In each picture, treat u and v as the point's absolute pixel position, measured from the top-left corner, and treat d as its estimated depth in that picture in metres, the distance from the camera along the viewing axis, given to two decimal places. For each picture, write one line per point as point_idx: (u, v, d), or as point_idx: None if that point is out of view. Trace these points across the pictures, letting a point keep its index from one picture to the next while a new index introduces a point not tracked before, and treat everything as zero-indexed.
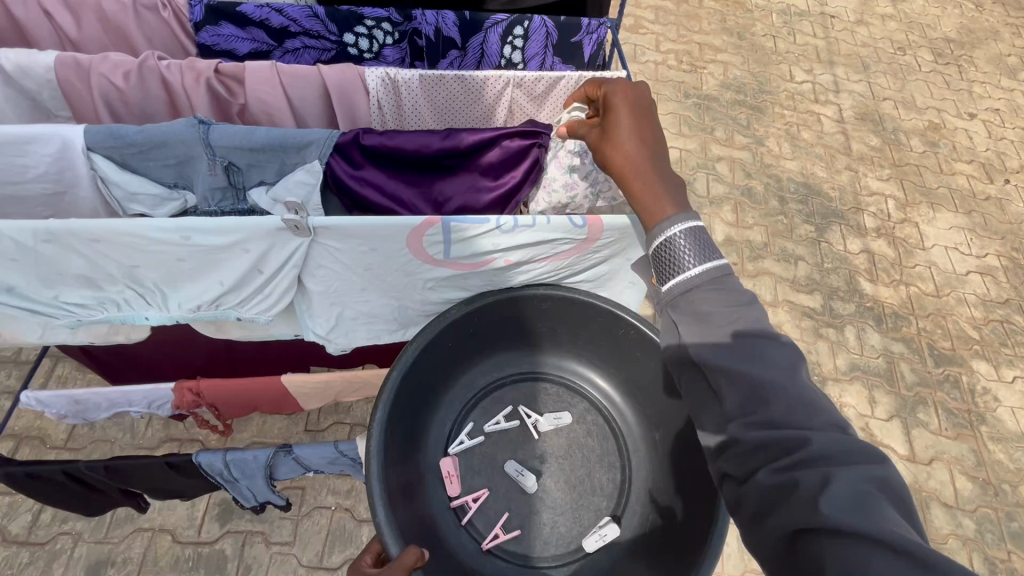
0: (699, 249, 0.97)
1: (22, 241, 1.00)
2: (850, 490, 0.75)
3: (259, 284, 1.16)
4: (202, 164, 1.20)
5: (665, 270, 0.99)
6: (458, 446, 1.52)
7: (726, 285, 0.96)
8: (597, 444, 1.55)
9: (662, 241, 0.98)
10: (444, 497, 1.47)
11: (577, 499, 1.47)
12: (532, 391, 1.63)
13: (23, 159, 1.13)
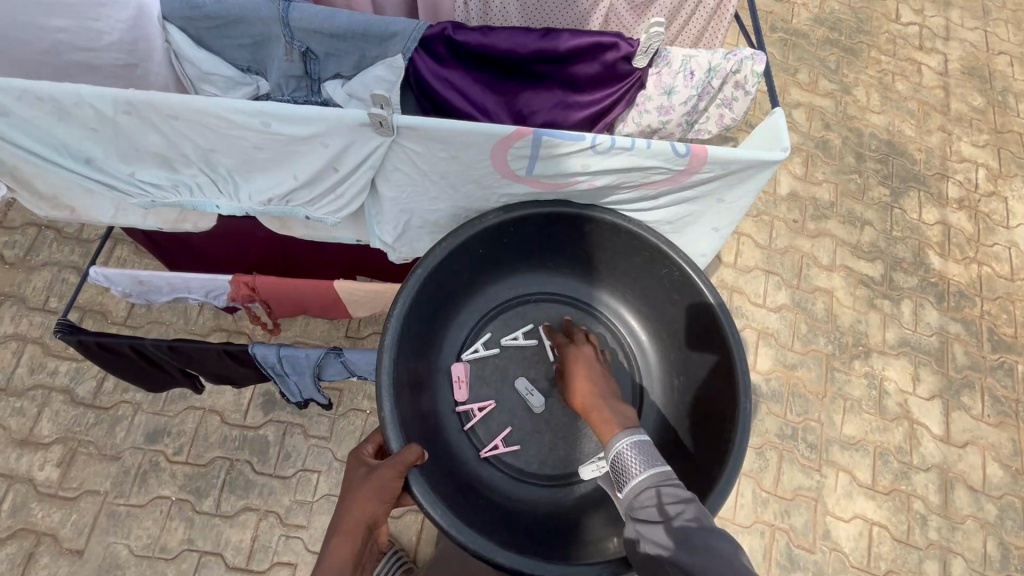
0: (639, 459, 1.26)
1: (102, 109, 0.98)
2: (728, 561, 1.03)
3: (333, 182, 1.14)
4: (279, 47, 1.15)
5: (618, 478, 1.27)
6: (472, 354, 1.62)
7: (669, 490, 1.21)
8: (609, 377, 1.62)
9: (613, 454, 1.28)
10: (451, 401, 1.60)
11: (580, 425, 1.58)
12: (552, 314, 1.68)
13: (98, 24, 1.14)
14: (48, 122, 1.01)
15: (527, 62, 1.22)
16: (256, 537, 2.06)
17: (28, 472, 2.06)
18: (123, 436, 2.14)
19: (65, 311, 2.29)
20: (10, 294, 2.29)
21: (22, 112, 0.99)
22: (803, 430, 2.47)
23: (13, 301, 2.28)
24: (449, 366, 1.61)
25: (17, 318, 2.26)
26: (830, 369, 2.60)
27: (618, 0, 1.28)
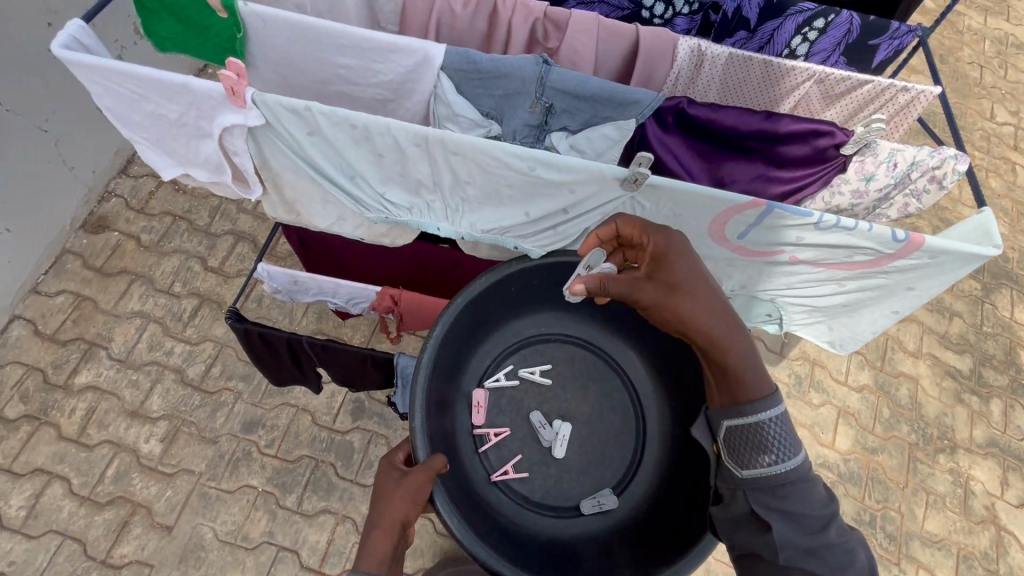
0: (782, 439, 1.02)
1: (398, 141, 0.86)
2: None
3: (564, 227, 1.02)
4: (526, 99, 0.98)
5: (749, 448, 1.04)
6: (493, 382, 1.64)
7: (806, 496, 1.01)
8: (616, 421, 1.62)
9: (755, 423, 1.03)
10: (467, 423, 1.61)
11: (586, 464, 1.58)
12: (571, 354, 1.69)
13: (380, 64, 0.98)
14: (343, 146, 0.89)
15: (748, 140, 1.02)
16: (332, 541, 2.10)
17: (135, 443, 2.18)
18: (222, 422, 2.25)
19: (186, 297, 2.46)
20: (141, 273, 2.48)
21: (326, 134, 0.88)
22: (881, 519, 2.39)
23: (143, 281, 2.48)
24: (469, 392, 1.63)
25: (145, 297, 2.44)
26: (913, 459, 2.53)
27: (815, 87, 1.11)
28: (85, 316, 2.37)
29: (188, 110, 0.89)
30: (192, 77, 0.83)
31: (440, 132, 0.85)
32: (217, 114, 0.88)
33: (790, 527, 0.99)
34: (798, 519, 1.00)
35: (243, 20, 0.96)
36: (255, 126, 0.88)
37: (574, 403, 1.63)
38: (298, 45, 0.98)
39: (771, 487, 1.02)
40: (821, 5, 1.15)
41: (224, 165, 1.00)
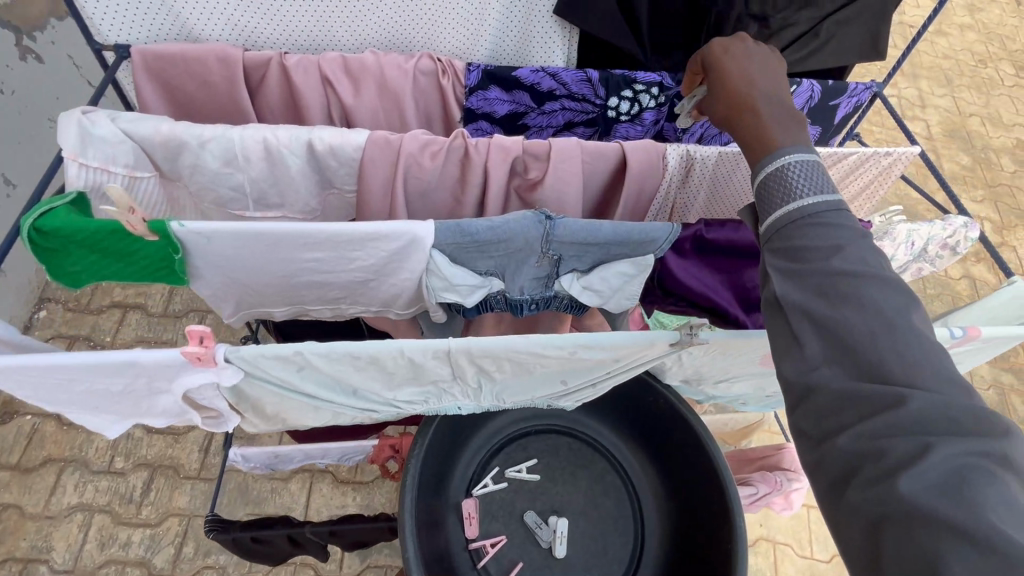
0: (810, 178, 0.69)
1: (415, 360, 0.72)
2: (950, 465, 0.53)
3: (607, 385, 0.88)
4: (532, 258, 0.89)
5: (765, 204, 0.71)
6: (482, 488, 1.37)
7: (833, 226, 0.66)
8: (612, 507, 1.38)
9: (771, 169, 0.71)
10: (461, 537, 1.34)
11: (592, 558, 1.33)
12: (554, 444, 1.43)
13: (357, 252, 0.84)
14: (342, 374, 0.74)
15: None
16: None
17: None
18: None
19: (134, 470, 2.12)
20: (72, 458, 2.12)
21: (322, 369, 0.72)
22: None
23: (76, 466, 2.11)
24: (457, 501, 1.37)
25: (81, 485, 2.08)
26: None
27: None
28: (12, 529, 1.99)
29: (141, 381, 0.70)
30: (138, 353, 0.65)
31: (462, 340, 0.72)
32: (176, 376, 0.70)
33: (814, 298, 0.64)
34: (825, 292, 0.63)
35: (179, 240, 0.79)
36: (230, 381, 0.70)
37: (565, 494, 1.39)
38: (254, 251, 0.83)
39: (789, 239, 0.68)
40: (784, 78, 1.13)
41: (189, 411, 0.81)
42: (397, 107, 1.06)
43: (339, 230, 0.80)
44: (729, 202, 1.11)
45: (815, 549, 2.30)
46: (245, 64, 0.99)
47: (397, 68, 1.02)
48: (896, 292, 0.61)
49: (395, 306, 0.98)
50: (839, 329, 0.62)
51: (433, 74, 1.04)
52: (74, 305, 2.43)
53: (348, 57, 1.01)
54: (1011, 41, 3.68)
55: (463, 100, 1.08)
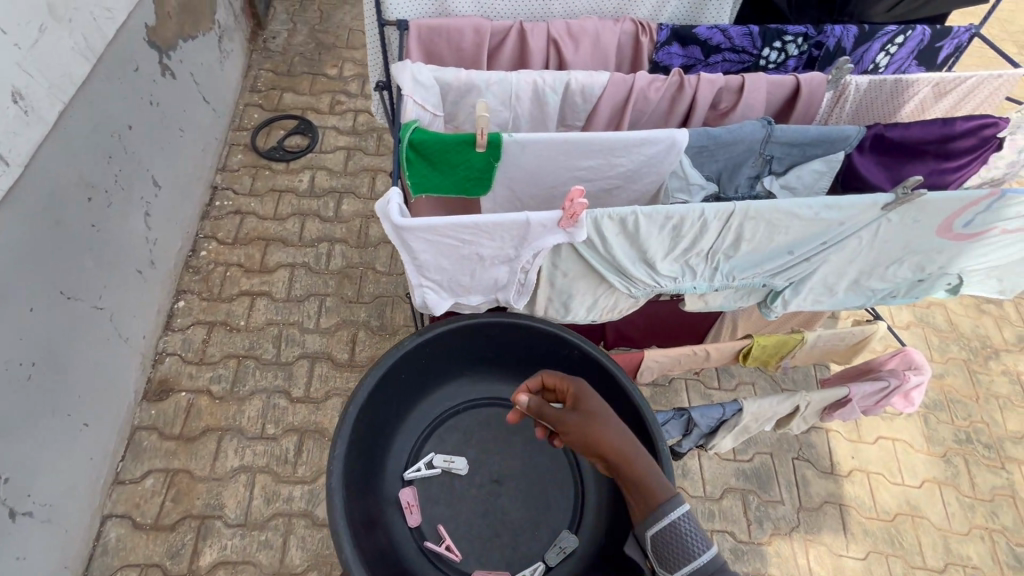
0: (695, 531, 1.01)
1: (707, 220, 0.97)
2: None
3: (816, 257, 1.13)
4: (750, 160, 1.14)
5: (673, 554, 1.00)
6: (415, 473, 1.60)
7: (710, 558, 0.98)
8: (551, 463, 1.63)
9: (665, 523, 1.02)
10: (404, 528, 1.56)
11: (539, 509, 1.57)
12: (486, 417, 1.70)
13: (622, 158, 1.08)
14: (650, 236, 0.97)
15: (926, 147, 1.16)
16: None
17: None
18: None
19: (286, 434, 2.32)
20: (228, 426, 2.32)
21: (642, 231, 0.96)
22: (974, 433, 2.66)
23: (232, 433, 2.32)
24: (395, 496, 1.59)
25: (240, 449, 2.28)
26: (973, 373, 2.83)
27: (928, 92, 1.32)
28: (184, 491, 2.17)
29: (509, 242, 0.93)
30: (532, 212, 0.88)
31: (741, 204, 0.98)
32: (537, 240, 0.93)
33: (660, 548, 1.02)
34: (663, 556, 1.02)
35: (503, 150, 1.03)
36: (576, 240, 0.93)
37: (501, 459, 1.63)
38: (549, 161, 1.07)
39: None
40: (901, 26, 1.40)
41: (509, 284, 1.04)
42: (603, 62, 1.32)
43: (619, 137, 1.05)
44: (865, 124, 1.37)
45: (906, 477, 2.51)
46: (492, 32, 1.25)
47: (607, 30, 1.28)
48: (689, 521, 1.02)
49: None
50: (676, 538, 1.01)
51: (632, 33, 1.30)
52: (208, 294, 2.66)
53: (570, 22, 1.27)
54: (1010, 23, 4.21)
55: (652, 55, 1.33)
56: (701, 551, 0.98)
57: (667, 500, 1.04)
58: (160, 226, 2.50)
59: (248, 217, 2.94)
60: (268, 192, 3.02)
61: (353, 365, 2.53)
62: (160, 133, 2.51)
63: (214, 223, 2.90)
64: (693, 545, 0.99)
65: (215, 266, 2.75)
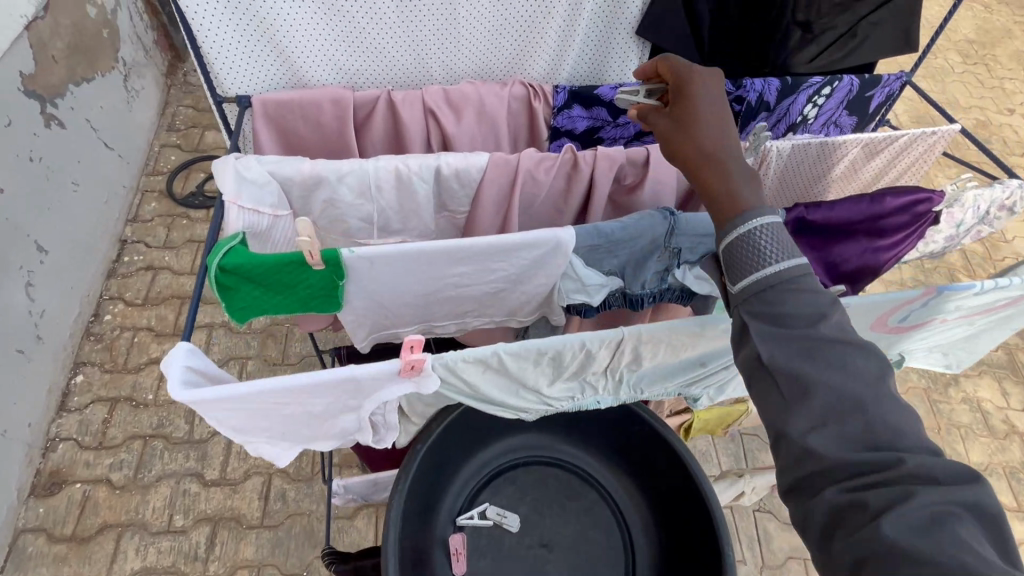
0: (779, 242, 0.72)
1: (591, 351, 0.79)
2: (926, 510, 0.58)
3: (736, 365, 0.96)
4: (655, 254, 0.96)
5: (737, 264, 0.74)
6: (467, 521, 1.33)
7: (813, 288, 0.70)
8: (604, 552, 1.34)
9: (738, 232, 0.73)
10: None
11: None
12: (545, 476, 1.40)
13: (500, 262, 0.91)
14: (522, 372, 0.79)
15: (853, 226, 1.02)
16: None
17: None
18: None
19: (196, 525, 2.07)
20: (129, 521, 2.06)
21: (509, 369, 0.78)
22: None
23: (134, 529, 2.06)
24: (444, 537, 1.32)
25: (143, 547, 2.02)
26: (934, 402, 2.74)
27: (858, 151, 1.19)
28: None
29: (342, 396, 0.74)
30: (358, 366, 0.69)
31: (632, 328, 0.80)
32: (375, 392, 0.74)
33: (796, 360, 0.68)
34: (806, 352, 0.67)
35: (345, 267, 0.84)
36: (427, 388, 0.74)
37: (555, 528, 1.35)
38: (411, 272, 0.89)
39: (772, 304, 0.70)
40: (827, 76, 1.25)
41: (362, 429, 0.84)
42: (493, 132, 1.14)
43: (491, 242, 0.87)
44: (795, 186, 1.22)
45: None
46: (355, 103, 1.06)
47: (493, 95, 1.10)
48: (868, 357, 0.66)
49: (518, 314, 1.05)
50: (833, 392, 0.66)
51: (524, 97, 1.12)
52: (112, 366, 2.39)
53: (449, 89, 1.09)
54: (955, 31, 4.21)
55: (549, 119, 1.15)
56: (775, 261, 0.71)
57: (753, 208, 0.74)
58: (49, 295, 2.24)
59: (161, 272, 2.67)
60: (184, 244, 2.76)
61: None
62: (46, 192, 2.25)
63: (121, 282, 2.62)
64: (809, 295, 0.69)
65: (121, 332, 2.48)
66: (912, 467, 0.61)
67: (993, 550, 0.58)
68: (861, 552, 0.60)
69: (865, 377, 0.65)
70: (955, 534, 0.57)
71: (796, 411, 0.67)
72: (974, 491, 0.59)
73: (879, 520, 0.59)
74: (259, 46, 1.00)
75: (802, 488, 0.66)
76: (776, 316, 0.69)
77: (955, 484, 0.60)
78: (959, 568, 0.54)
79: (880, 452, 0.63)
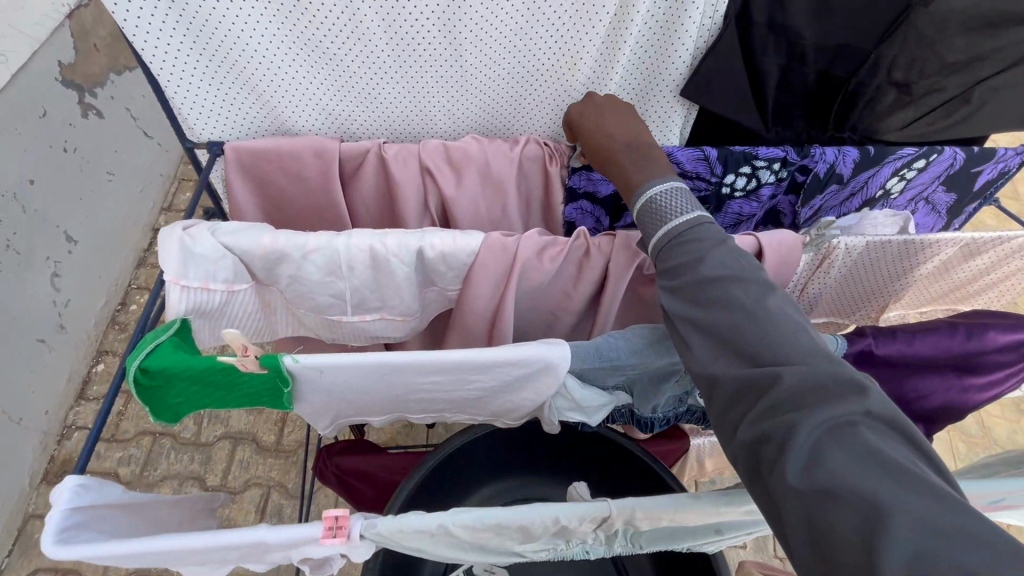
0: (677, 200, 0.71)
1: (568, 526, 0.63)
2: (820, 439, 0.52)
3: (762, 533, 0.76)
4: (672, 378, 0.79)
5: (644, 232, 0.73)
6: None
7: (710, 238, 0.67)
8: None
9: (642, 201, 0.74)
10: None
11: None
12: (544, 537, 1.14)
13: (479, 376, 0.75)
14: (480, 541, 0.64)
15: (937, 362, 0.80)
16: None
17: None
18: None
19: None
20: None
21: (462, 537, 0.63)
22: None
23: None
24: None
25: None
26: None
27: (953, 252, 0.95)
28: None
29: (258, 553, 0.61)
30: (267, 532, 0.56)
31: (622, 502, 0.63)
32: (295, 550, 0.61)
33: (689, 308, 0.65)
34: (693, 298, 0.64)
35: (291, 374, 0.71)
36: (359, 555, 0.60)
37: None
38: (371, 381, 0.75)
39: (670, 262, 0.68)
40: (923, 146, 1.01)
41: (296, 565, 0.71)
42: (499, 195, 0.97)
43: (465, 359, 0.72)
44: (864, 284, 1.00)
45: None
46: (341, 156, 0.92)
47: (500, 153, 0.94)
48: (758, 285, 0.62)
49: (505, 416, 0.89)
50: (727, 332, 0.61)
51: (538, 157, 0.95)
52: None
53: (449, 145, 0.93)
54: None
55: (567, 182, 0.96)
56: (674, 218, 0.70)
57: (651, 179, 0.75)
58: (74, 285, 2.26)
59: None
60: None
61: (279, 451, 2.24)
62: (80, 183, 2.26)
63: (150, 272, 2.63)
64: (697, 244, 0.66)
65: None
66: (797, 385, 0.55)
67: (904, 452, 0.51)
68: (803, 511, 0.51)
69: (752, 294, 0.61)
70: (850, 445, 0.51)
71: (707, 362, 0.62)
72: (866, 397, 0.53)
73: (793, 463, 0.51)
74: (234, 87, 0.89)
75: (722, 425, 0.60)
76: (669, 270, 0.67)
77: (840, 389, 0.53)
78: (866, 497, 0.48)
79: (763, 368, 0.57)
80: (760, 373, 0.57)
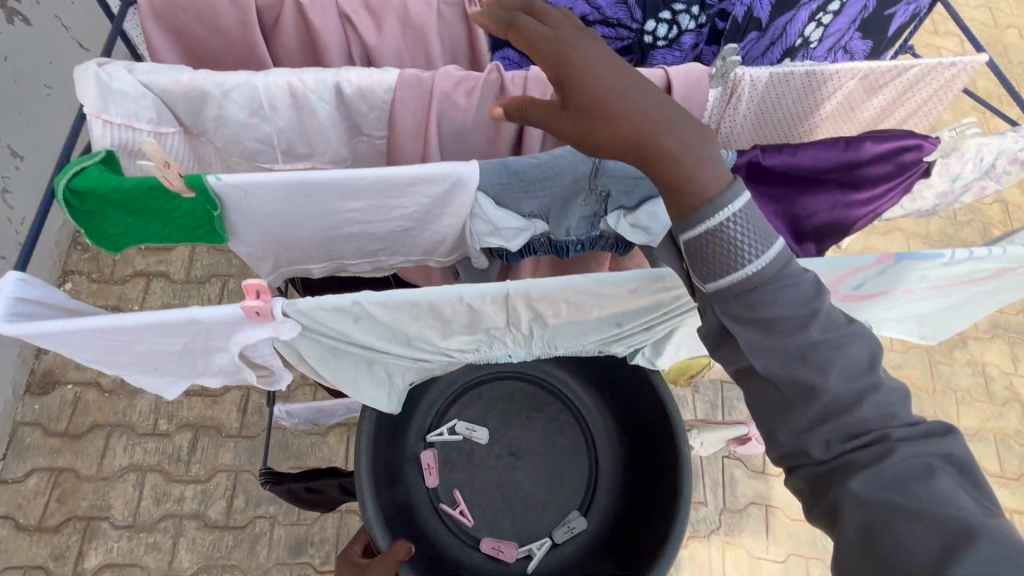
0: (753, 230, 0.60)
1: (474, 306, 0.71)
2: (887, 462, 0.59)
3: (659, 322, 0.86)
4: (578, 196, 0.85)
5: (709, 265, 0.62)
6: (437, 436, 1.25)
7: (795, 279, 0.62)
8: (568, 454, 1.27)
9: (712, 227, 0.60)
10: (421, 490, 1.24)
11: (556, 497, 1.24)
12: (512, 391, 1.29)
13: (398, 199, 0.82)
14: (396, 322, 0.72)
15: (821, 174, 0.88)
16: None
17: None
18: (266, 554, 1.85)
19: (177, 431, 1.99)
20: (116, 422, 1.99)
21: (378, 319, 0.71)
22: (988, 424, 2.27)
23: (123, 430, 1.99)
24: (414, 454, 1.25)
25: (131, 447, 1.97)
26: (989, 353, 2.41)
27: (856, 85, 1.00)
28: (70, 491, 1.91)
29: (201, 339, 0.70)
30: (197, 310, 0.64)
31: (520, 283, 0.70)
32: (232, 334, 0.69)
33: (771, 351, 0.62)
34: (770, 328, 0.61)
35: (217, 195, 0.76)
36: (287, 334, 0.69)
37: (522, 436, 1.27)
38: (295, 205, 0.80)
39: (753, 307, 0.62)
40: None
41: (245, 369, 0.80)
42: (420, 44, 0.99)
43: (380, 175, 0.77)
44: (774, 124, 1.05)
45: None
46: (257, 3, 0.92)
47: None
48: (810, 287, 0.62)
49: (435, 254, 0.97)
50: (782, 352, 0.63)
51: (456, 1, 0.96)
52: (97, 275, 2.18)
53: None
54: None
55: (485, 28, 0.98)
56: (753, 257, 0.60)
57: (721, 190, 0.61)
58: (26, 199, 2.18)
59: None
60: None
61: None
62: None
63: None
64: (793, 289, 0.61)
65: None
66: (839, 391, 0.62)
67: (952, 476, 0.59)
68: (861, 517, 0.57)
69: (805, 293, 0.62)
70: (912, 479, 0.58)
71: (768, 394, 0.64)
72: (936, 437, 0.60)
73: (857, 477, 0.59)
74: None
75: (779, 442, 0.66)
76: (762, 321, 0.62)
77: (908, 430, 0.61)
78: (936, 510, 0.54)
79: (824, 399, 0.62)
80: (798, 377, 0.62)
